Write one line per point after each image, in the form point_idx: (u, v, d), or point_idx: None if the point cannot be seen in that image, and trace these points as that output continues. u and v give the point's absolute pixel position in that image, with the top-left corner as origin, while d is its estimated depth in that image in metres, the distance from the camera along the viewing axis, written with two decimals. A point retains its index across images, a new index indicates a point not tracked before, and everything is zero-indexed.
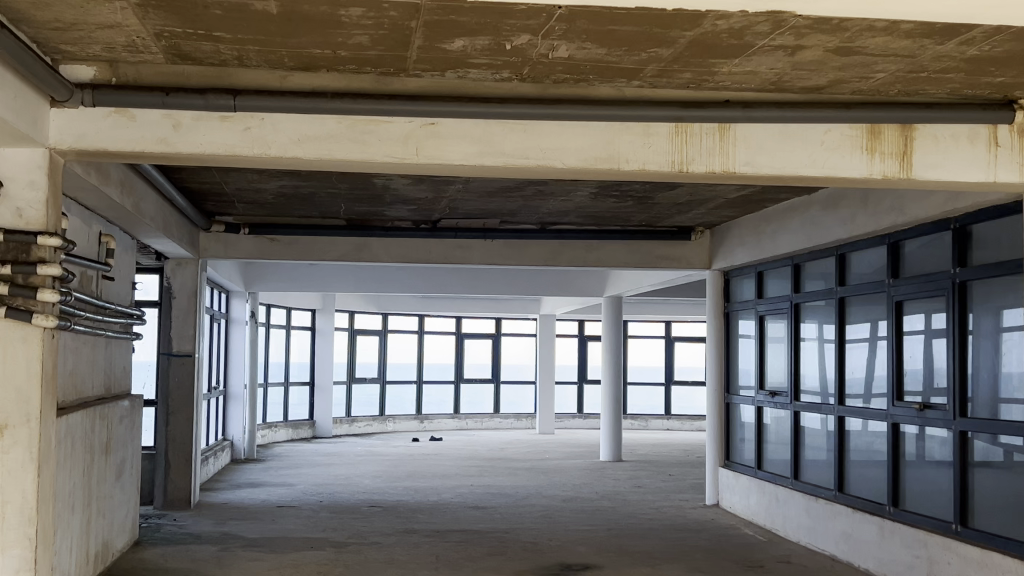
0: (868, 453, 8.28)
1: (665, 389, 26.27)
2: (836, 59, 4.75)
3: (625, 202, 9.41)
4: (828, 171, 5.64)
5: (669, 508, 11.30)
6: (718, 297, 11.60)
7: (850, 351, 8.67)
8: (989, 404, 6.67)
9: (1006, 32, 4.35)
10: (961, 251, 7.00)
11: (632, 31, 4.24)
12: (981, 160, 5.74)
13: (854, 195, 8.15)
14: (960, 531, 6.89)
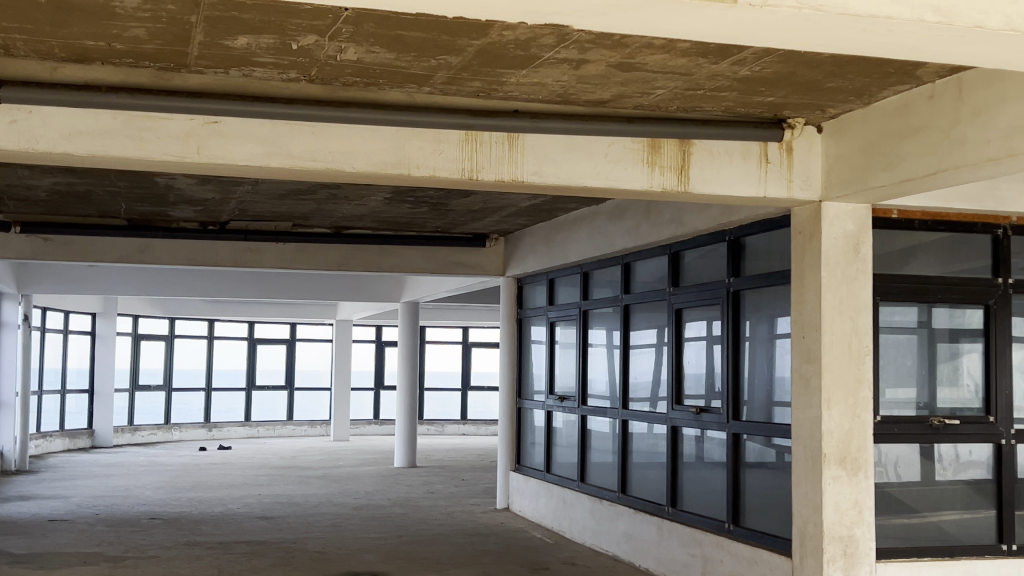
0: (650, 455, 8.58)
1: (461, 394, 26.46)
2: (618, 74, 4.90)
3: (419, 207, 9.42)
4: (612, 183, 5.80)
5: (459, 513, 11.37)
6: (511, 303, 11.77)
7: (634, 356, 8.96)
8: (763, 408, 7.01)
9: (774, 54, 4.60)
10: (735, 262, 7.36)
11: (421, 37, 4.24)
12: (752, 175, 6.04)
13: (638, 205, 8.43)
14: (732, 529, 7.22)
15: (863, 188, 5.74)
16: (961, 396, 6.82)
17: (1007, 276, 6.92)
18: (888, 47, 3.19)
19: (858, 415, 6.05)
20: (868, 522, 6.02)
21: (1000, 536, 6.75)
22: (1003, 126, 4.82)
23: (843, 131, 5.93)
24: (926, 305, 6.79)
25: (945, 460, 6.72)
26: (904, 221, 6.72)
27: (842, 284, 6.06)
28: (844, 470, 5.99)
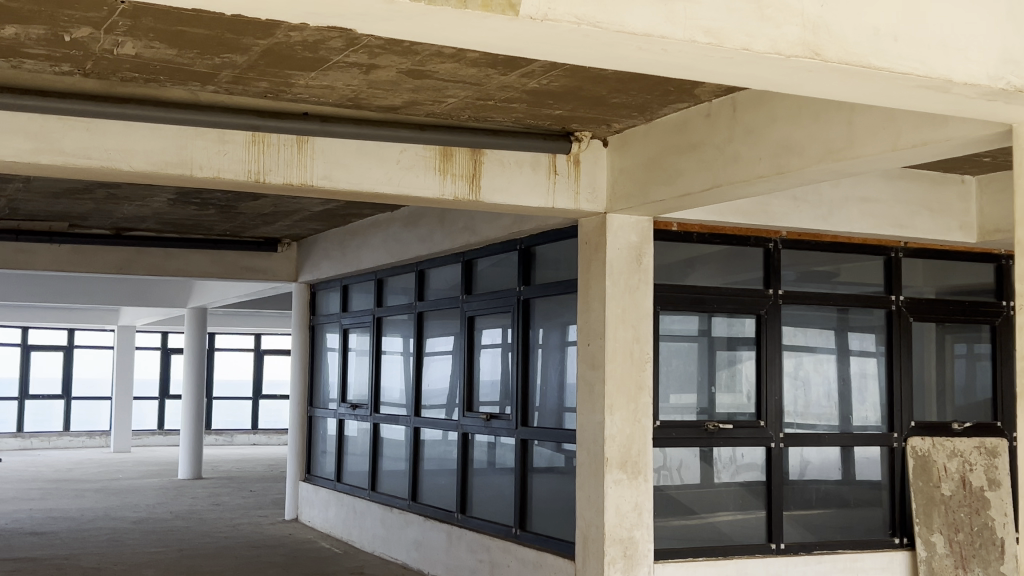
0: (440, 462, 8.60)
1: (252, 403, 25.82)
2: (408, 82, 4.89)
3: (207, 210, 9.13)
4: (402, 189, 5.79)
5: (246, 525, 11.05)
6: (303, 310, 11.58)
7: (427, 364, 8.96)
8: (553, 414, 7.13)
9: (562, 68, 4.70)
10: (526, 270, 7.48)
11: (203, 34, 4.11)
12: (541, 186, 6.14)
13: (432, 213, 8.45)
14: (518, 534, 7.33)
15: (644, 201, 5.93)
16: (736, 402, 7.16)
17: (777, 287, 7.31)
18: (663, 65, 3.31)
19: (638, 420, 6.25)
20: (647, 524, 6.23)
21: (769, 534, 7.12)
22: (772, 144, 5.11)
23: (627, 145, 6.13)
24: (706, 314, 7.10)
25: (722, 463, 7.04)
26: (683, 233, 6.98)
27: (625, 293, 6.25)
28: (625, 474, 6.18)
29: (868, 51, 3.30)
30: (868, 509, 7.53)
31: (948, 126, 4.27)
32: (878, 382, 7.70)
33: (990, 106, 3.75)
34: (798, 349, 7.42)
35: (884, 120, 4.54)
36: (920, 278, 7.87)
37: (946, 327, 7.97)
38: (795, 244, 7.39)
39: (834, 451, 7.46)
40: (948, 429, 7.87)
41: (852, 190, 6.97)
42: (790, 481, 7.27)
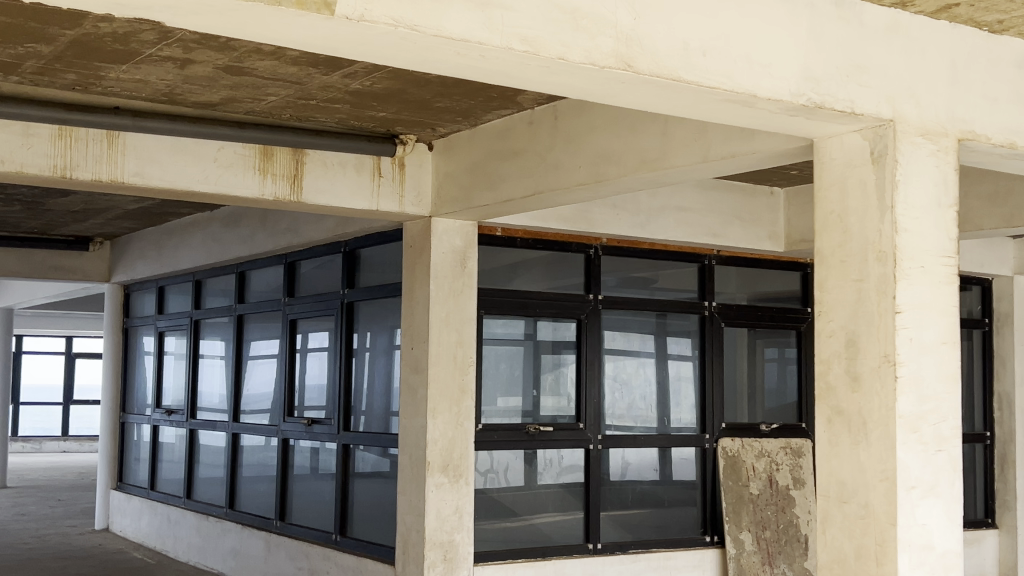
0: (259, 468, 8.42)
1: (63, 409, 24.68)
2: (226, 78, 4.77)
3: (12, 206, 8.67)
4: (219, 189, 5.64)
5: (51, 536, 10.53)
6: (117, 312, 11.14)
7: (247, 368, 8.76)
8: (376, 419, 7.06)
9: (384, 70, 4.68)
10: (350, 273, 7.41)
11: (4, 22, 3.90)
12: (365, 189, 6.06)
13: (253, 213, 8.27)
14: (339, 540, 7.25)
15: (467, 206, 5.95)
16: (559, 404, 7.27)
17: (597, 292, 7.45)
18: (481, 71, 3.34)
19: (460, 423, 6.26)
20: (467, 526, 6.25)
21: (587, 535, 7.25)
22: (592, 152, 5.22)
23: (452, 150, 6.13)
24: (531, 318, 7.18)
25: (545, 466, 7.14)
26: (507, 238, 7.01)
27: (448, 297, 6.26)
28: (446, 477, 6.18)
29: (678, 65, 3.41)
30: (682, 508, 7.78)
31: (755, 139, 4.45)
32: (693, 385, 7.96)
33: (792, 122, 3.93)
34: (618, 352, 7.60)
35: (696, 132, 4.70)
36: (734, 285, 8.20)
37: (756, 333, 8.32)
38: (615, 250, 7.53)
39: (652, 452, 7.68)
40: (757, 430, 8.20)
41: (669, 199, 7.18)
42: (608, 482, 7.44)
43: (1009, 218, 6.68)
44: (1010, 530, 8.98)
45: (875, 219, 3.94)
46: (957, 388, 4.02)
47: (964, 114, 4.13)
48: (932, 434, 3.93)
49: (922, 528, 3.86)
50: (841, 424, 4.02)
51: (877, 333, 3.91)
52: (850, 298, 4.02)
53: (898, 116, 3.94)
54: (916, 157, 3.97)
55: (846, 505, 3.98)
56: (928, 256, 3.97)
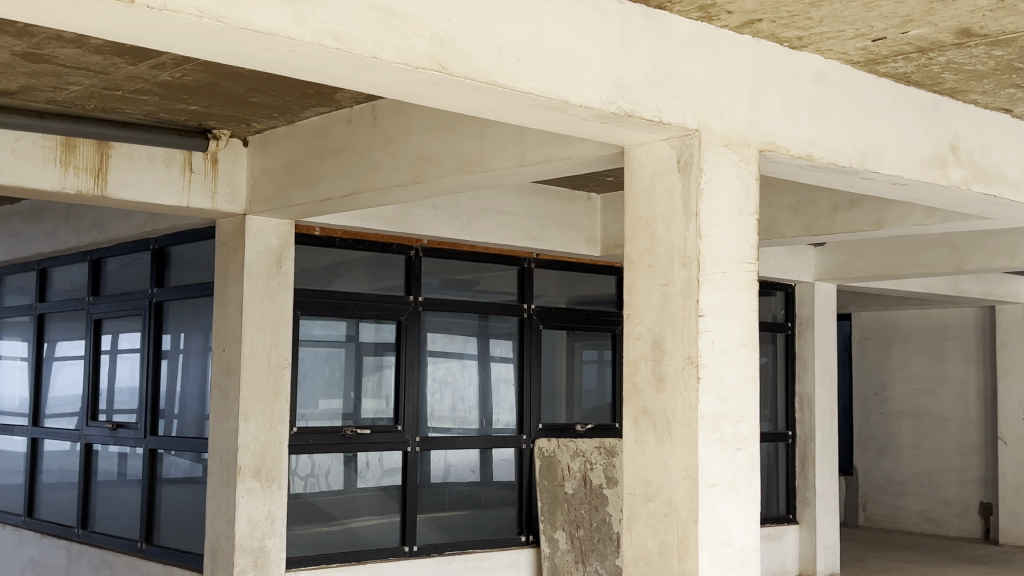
0: (60, 475, 8.04)
1: None
2: (24, 65, 4.53)
3: None
4: (17, 181, 5.34)
5: None
6: None
7: (48, 370, 8.35)
8: (186, 422, 6.84)
9: (194, 63, 4.54)
10: (159, 272, 7.16)
11: None
12: (175, 184, 5.84)
13: (56, 208, 7.88)
14: (144, 549, 7.00)
15: (283, 204, 5.83)
16: (378, 407, 7.20)
17: (417, 294, 7.41)
18: (292, 67, 3.28)
19: (274, 426, 6.13)
20: (280, 532, 6.14)
21: (403, 537, 7.21)
22: (410, 153, 5.20)
23: (268, 146, 6.00)
24: (352, 320, 7.10)
25: (364, 468, 7.08)
26: (326, 238, 6.91)
27: (262, 297, 6.12)
28: (258, 482, 6.05)
29: (491, 69, 3.43)
30: (499, 509, 7.85)
31: (570, 145, 4.53)
32: (513, 387, 8.04)
33: (604, 129, 4.01)
34: (439, 354, 7.60)
35: (513, 136, 4.76)
36: (553, 287, 8.33)
37: (574, 335, 8.51)
38: (436, 252, 7.52)
39: (473, 453, 7.73)
40: (572, 431, 8.38)
41: (489, 202, 7.23)
42: (428, 484, 7.43)
43: (809, 227, 7.02)
44: (808, 525, 9.43)
45: (681, 225, 4.07)
46: (756, 389, 4.19)
47: (766, 126, 4.31)
48: (732, 433, 4.08)
49: (722, 525, 4.01)
50: (647, 424, 4.13)
51: (681, 335, 4.03)
52: (656, 302, 4.14)
53: (703, 125, 4.07)
54: (719, 166, 4.12)
55: (651, 502, 4.09)
56: (729, 261, 4.12)
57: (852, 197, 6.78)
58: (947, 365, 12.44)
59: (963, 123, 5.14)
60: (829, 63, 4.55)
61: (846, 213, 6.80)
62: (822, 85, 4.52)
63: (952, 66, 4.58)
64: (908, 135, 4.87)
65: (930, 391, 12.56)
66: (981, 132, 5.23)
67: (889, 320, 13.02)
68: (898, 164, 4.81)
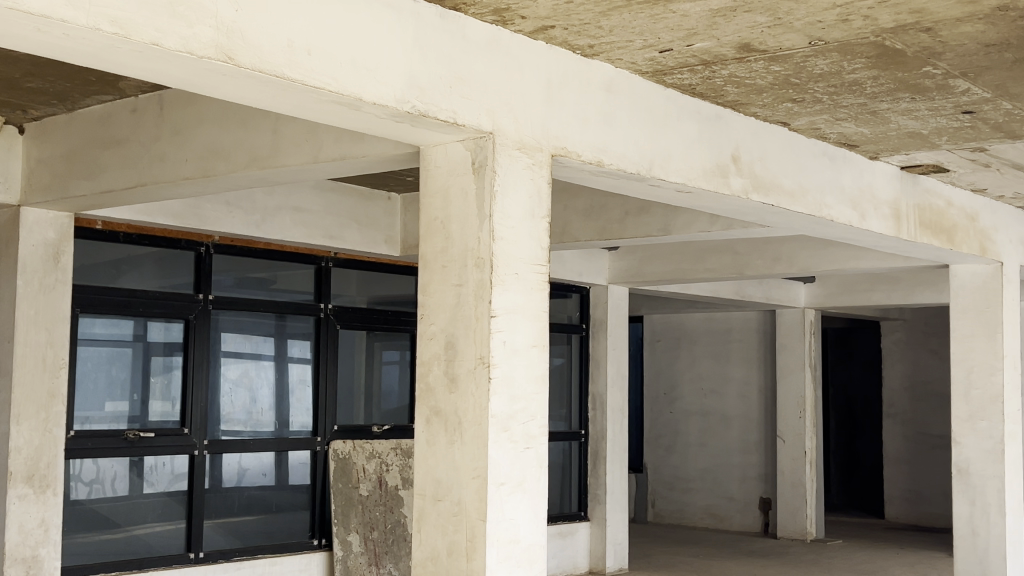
0: None
1: None
2: None
3: None
4: None
5: None
6: None
7: None
8: None
9: None
10: None
11: None
12: None
13: None
14: None
15: (61, 195, 5.54)
16: (166, 409, 6.93)
17: (208, 293, 7.17)
18: (66, 51, 3.12)
19: (49, 430, 5.82)
20: (53, 540, 5.84)
21: (188, 544, 6.96)
22: (200, 146, 5.04)
23: (47, 134, 5.69)
24: (140, 319, 6.81)
25: (150, 473, 6.80)
26: (109, 233, 6.59)
27: (38, 293, 5.79)
28: (30, 489, 5.72)
29: (282, 62, 3.35)
30: (292, 513, 7.69)
31: (365, 142, 4.49)
32: (309, 388, 7.90)
33: (398, 128, 3.99)
34: (233, 355, 7.38)
35: (306, 131, 4.68)
36: (353, 287, 8.25)
37: (373, 335, 8.46)
38: (228, 249, 7.29)
39: (268, 456, 7.55)
40: (368, 432, 8.33)
41: (285, 199, 7.07)
42: (218, 488, 7.21)
43: (602, 232, 7.21)
44: (599, 522, 9.68)
45: (475, 226, 4.10)
46: (546, 388, 4.25)
47: (558, 131, 4.38)
48: (521, 432, 4.12)
49: (509, 523, 4.05)
50: (438, 424, 4.14)
51: (473, 335, 4.06)
52: (449, 302, 4.15)
53: (498, 128, 4.10)
54: (511, 169, 4.16)
55: (440, 503, 4.10)
56: (520, 263, 4.17)
57: (643, 204, 7.01)
58: (731, 366, 13.03)
59: (744, 134, 5.38)
60: (618, 71, 4.68)
61: (637, 218, 7.02)
62: (612, 93, 4.64)
63: (734, 79, 4.80)
64: (692, 144, 5.06)
65: (715, 391, 13.13)
66: (761, 143, 5.50)
67: (679, 322, 13.52)
68: (684, 172, 4.99)
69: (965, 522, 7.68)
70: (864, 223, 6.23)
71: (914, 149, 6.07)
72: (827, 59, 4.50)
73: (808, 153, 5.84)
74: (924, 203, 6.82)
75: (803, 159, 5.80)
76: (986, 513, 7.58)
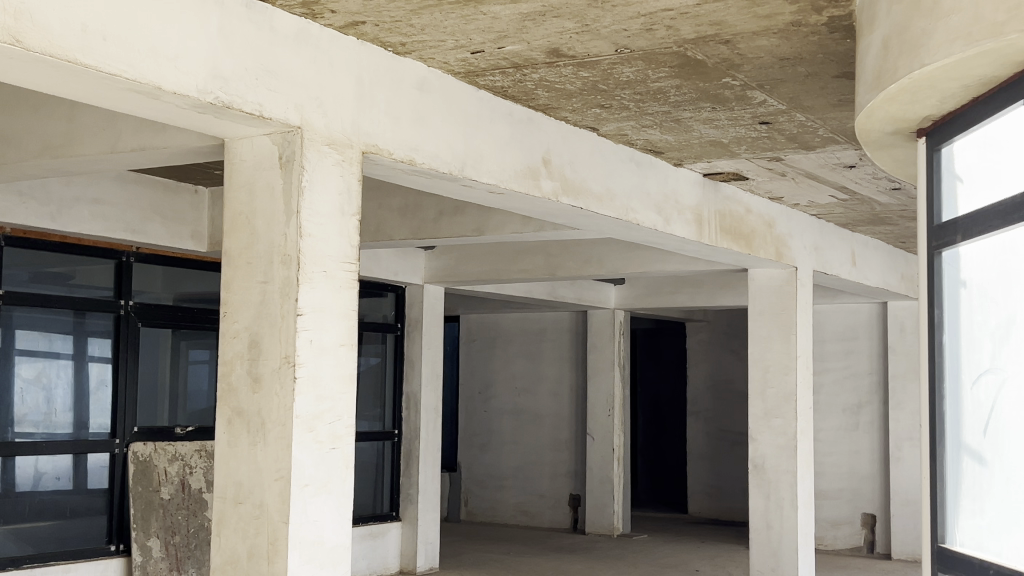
0: None
1: None
2: None
3: None
4: None
5: None
6: None
7: None
8: None
9: None
10: None
11: None
12: None
13: None
14: None
15: None
16: None
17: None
18: None
19: None
20: None
21: None
22: None
23: None
24: None
25: None
26: None
27: None
28: None
29: (74, 47, 3.20)
30: (88, 518, 7.35)
31: (167, 133, 4.33)
32: (108, 389, 7.57)
33: (201, 119, 3.87)
34: (27, 353, 7.01)
35: (104, 120, 4.49)
36: (158, 284, 7.96)
37: (179, 334, 8.18)
38: (20, 242, 6.88)
39: (65, 459, 7.20)
40: (171, 434, 8.05)
41: (83, 190, 6.75)
42: (10, 493, 6.82)
43: (416, 231, 7.19)
44: (410, 522, 9.65)
45: (281, 222, 4.01)
46: (353, 388, 4.19)
47: (369, 128, 4.34)
48: (326, 433, 4.05)
49: (313, 525, 3.98)
50: (240, 425, 4.04)
51: (278, 334, 3.97)
52: (254, 300, 4.05)
53: (306, 123, 4.03)
54: (320, 165, 4.09)
55: (240, 505, 4.01)
56: (329, 261, 4.10)
57: (457, 204, 7.04)
58: (544, 365, 13.24)
59: (554, 138, 5.47)
60: (431, 71, 4.68)
61: (451, 219, 7.04)
62: (424, 92, 4.63)
63: (544, 83, 4.87)
64: (504, 146, 5.10)
65: (529, 390, 13.31)
66: (570, 148, 5.60)
67: (494, 322, 13.64)
68: (495, 173, 5.02)
69: (760, 516, 8.03)
70: (668, 228, 6.43)
71: (715, 157, 6.31)
72: (632, 67, 4.62)
73: (616, 158, 5.99)
74: (725, 209, 7.09)
75: (611, 164, 5.94)
76: (779, 507, 7.95)
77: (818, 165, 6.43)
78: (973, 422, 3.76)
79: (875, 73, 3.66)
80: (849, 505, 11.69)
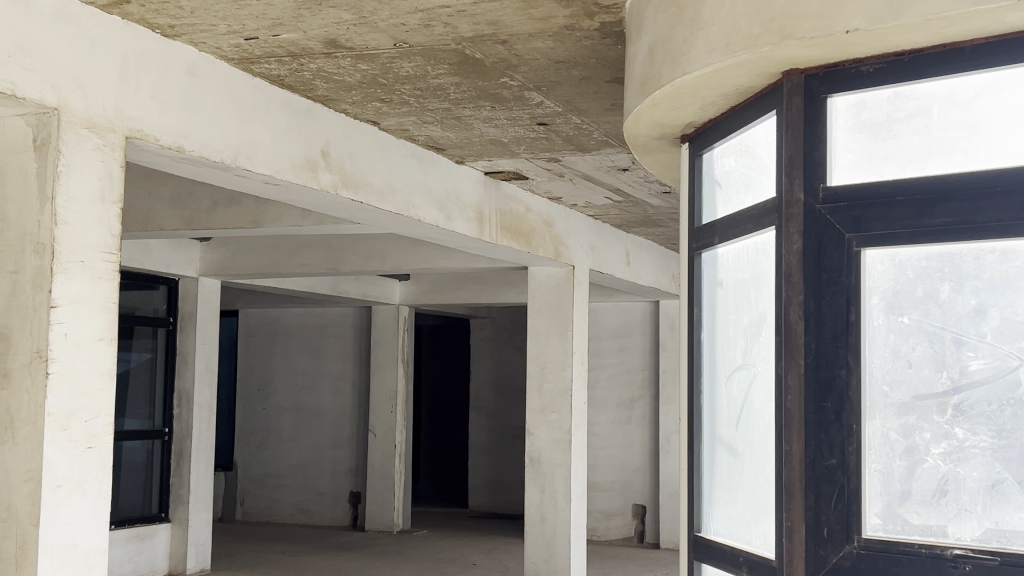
0: None
1: None
2: None
3: None
4: None
5: None
6: None
7: None
8: None
9: None
10: None
11: None
12: None
13: None
14: None
15: None
16: None
17: None
18: None
19: None
20: None
21: None
22: None
23: None
24: None
25: None
26: None
27: None
28: None
29: None
30: None
31: None
32: None
33: None
34: None
35: None
36: None
37: None
38: None
39: None
40: None
41: None
42: None
43: (188, 221, 6.93)
44: (180, 523, 9.32)
45: (34, 209, 3.78)
46: (113, 384, 4.00)
47: (133, 113, 4.14)
48: (82, 430, 3.84)
49: (65, 528, 3.77)
50: None
51: (30, 327, 3.75)
52: (3, 291, 3.81)
53: (64, 105, 3.81)
54: (79, 150, 3.87)
55: None
56: (87, 251, 3.88)
57: (232, 195, 6.85)
58: (326, 361, 13.07)
59: (334, 131, 5.38)
60: (203, 56, 4.54)
61: (226, 210, 6.85)
62: (194, 77, 4.48)
63: (322, 74, 4.79)
64: (280, 136, 4.98)
65: (310, 386, 13.12)
66: (350, 142, 5.52)
67: (274, 317, 13.37)
68: (271, 164, 4.90)
69: (535, 509, 8.18)
70: (449, 224, 6.45)
71: (496, 156, 6.38)
72: (411, 62, 4.61)
73: (397, 154, 5.96)
74: (505, 207, 7.19)
75: (391, 159, 5.90)
76: (553, 500, 8.13)
77: (593, 167, 6.61)
78: (727, 415, 3.88)
79: (642, 79, 3.80)
80: (620, 496, 12.12)
